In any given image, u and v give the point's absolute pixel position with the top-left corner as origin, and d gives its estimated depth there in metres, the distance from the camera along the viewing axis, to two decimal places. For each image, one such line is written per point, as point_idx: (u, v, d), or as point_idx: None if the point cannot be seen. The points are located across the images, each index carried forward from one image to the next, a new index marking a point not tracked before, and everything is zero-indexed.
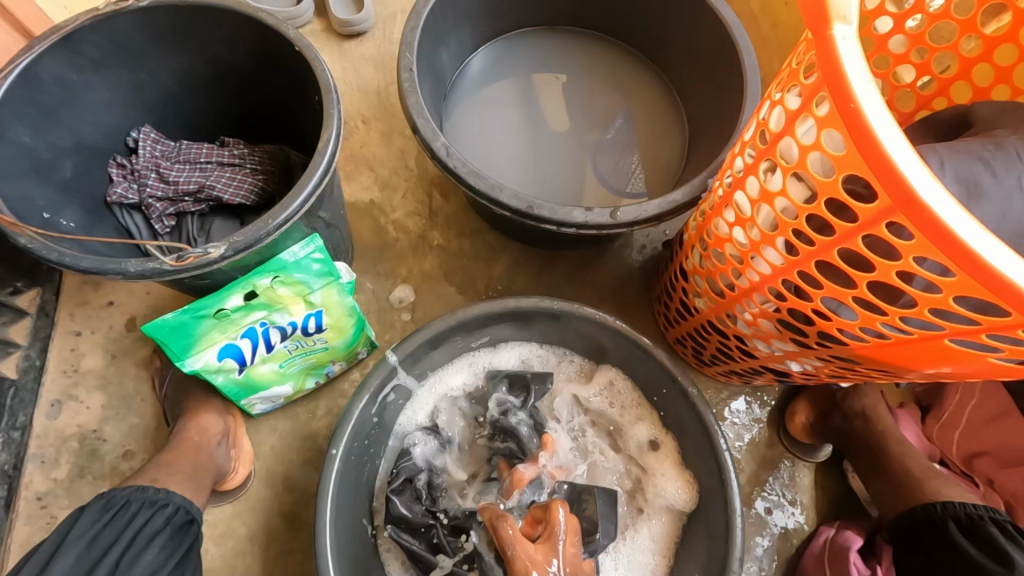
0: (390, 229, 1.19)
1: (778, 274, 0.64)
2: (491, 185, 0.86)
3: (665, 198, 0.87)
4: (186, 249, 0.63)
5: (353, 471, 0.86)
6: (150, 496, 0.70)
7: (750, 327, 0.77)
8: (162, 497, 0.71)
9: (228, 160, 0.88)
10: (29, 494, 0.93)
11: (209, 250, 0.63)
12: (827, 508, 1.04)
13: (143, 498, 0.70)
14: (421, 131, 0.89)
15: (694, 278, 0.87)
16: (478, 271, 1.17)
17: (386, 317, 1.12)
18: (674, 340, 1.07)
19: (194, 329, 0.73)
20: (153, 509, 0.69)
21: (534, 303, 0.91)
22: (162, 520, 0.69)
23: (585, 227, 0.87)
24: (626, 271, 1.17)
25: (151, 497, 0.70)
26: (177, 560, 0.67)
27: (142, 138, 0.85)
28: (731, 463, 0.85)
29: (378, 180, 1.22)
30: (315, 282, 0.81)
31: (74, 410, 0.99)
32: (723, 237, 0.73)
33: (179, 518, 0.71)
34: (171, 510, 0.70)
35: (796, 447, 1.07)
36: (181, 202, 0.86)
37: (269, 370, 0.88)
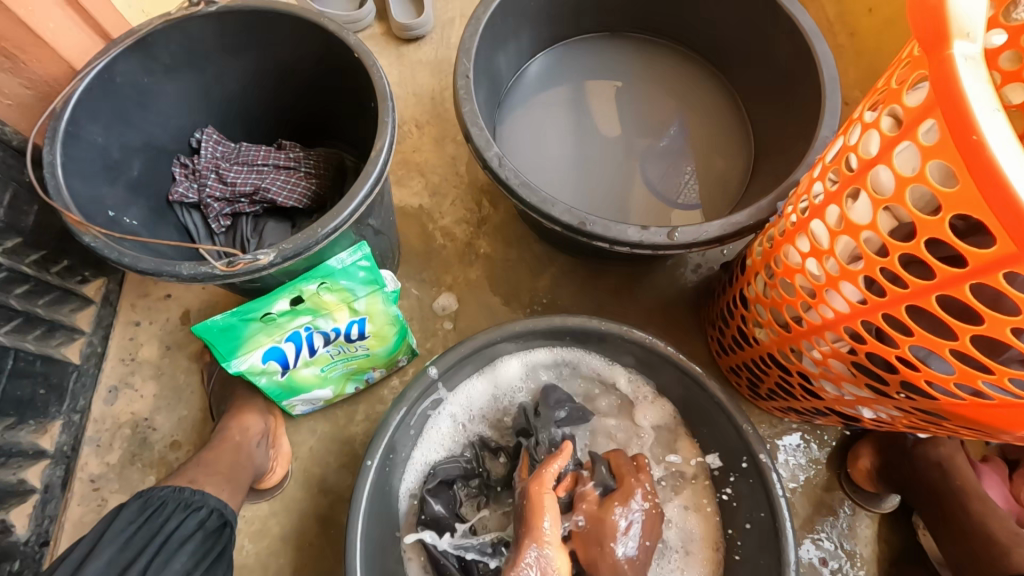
0: (437, 235, 1.18)
1: (858, 314, 0.58)
2: (543, 199, 0.83)
3: (727, 219, 0.81)
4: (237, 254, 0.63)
5: (386, 483, 0.84)
6: (185, 498, 0.69)
7: (818, 367, 0.70)
8: (199, 498, 0.70)
9: (283, 164, 0.89)
10: (84, 476, 0.97)
11: (258, 257, 0.62)
12: (891, 565, 0.95)
13: (180, 498, 0.69)
14: (475, 140, 0.87)
15: (756, 306, 0.81)
16: (523, 283, 1.14)
17: (428, 325, 1.11)
18: (728, 368, 1.01)
19: (241, 331, 0.74)
20: (187, 511, 0.68)
21: (581, 322, 0.87)
22: (195, 524, 0.67)
23: (640, 246, 0.82)
24: (678, 292, 1.12)
25: (188, 499, 0.69)
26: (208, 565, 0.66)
27: (205, 139, 0.87)
28: (788, 511, 0.78)
29: (428, 186, 1.22)
30: (360, 289, 0.80)
31: (129, 397, 1.03)
32: (795, 267, 0.67)
33: (213, 521, 0.69)
34: (206, 513, 0.69)
35: (858, 495, 0.98)
36: (237, 203, 0.88)
37: (311, 374, 0.88)
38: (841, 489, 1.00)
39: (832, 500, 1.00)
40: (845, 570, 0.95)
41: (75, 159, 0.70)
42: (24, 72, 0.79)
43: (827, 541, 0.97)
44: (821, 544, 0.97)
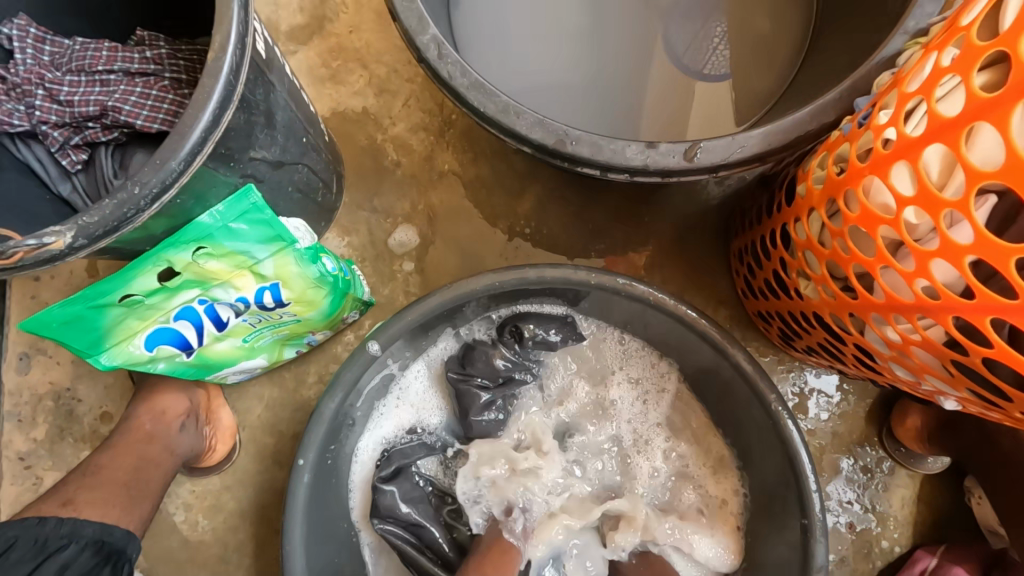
0: (388, 149, 0.92)
1: (992, 306, 0.36)
2: (503, 107, 0.57)
3: (775, 126, 0.55)
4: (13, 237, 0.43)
5: (333, 474, 0.71)
6: (46, 535, 0.55)
7: (890, 350, 0.50)
8: (64, 534, 0.56)
9: (137, 68, 0.63)
10: (12, 454, 0.87)
11: (44, 239, 0.42)
12: (930, 529, 0.83)
13: (37, 536, 0.54)
14: (401, 17, 0.58)
15: (805, 253, 0.58)
16: (500, 208, 0.90)
17: (385, 266, 0.90)
18: (755, 312, 0.80)
19: (101, 320, 0.55)
20: (43, 555, 0.53)
21: (562, 272, 0.67)
22: (55, 568, 0.53)
23: (644, 172, 0.58)
24: (697, 212, 0.88)
25: (49, 535, 0.55)
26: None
27: (18, 37, 0.61)
28: (820, 506, 0.64)
29: (373, 81, 0.93)
30: (260, 250, 0.59)
31: (44, 364, 0.88)
32: (881, 214, 0.43)
33: (87, 559, 0.55)
34: (76, 550, 0.55)
35: (901, 454, 0.83)
36: (86, 130, 0.64)
37: (229, 347, 0.71)
38: (880, 446, 0.85)
39: (868, 458, 0.85)
40: (875, 534, 0.83)
41: None
42: None
43: (857, 503, 0.84)
44: (847, 506, 0.84)
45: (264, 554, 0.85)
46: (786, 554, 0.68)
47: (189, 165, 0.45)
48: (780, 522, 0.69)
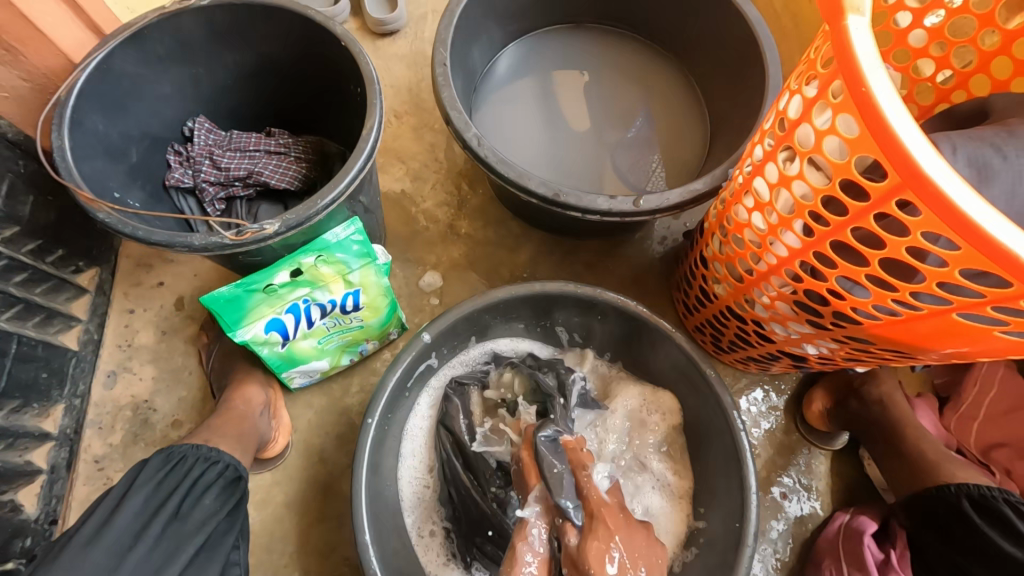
0: (419, 218, 1.24)
1: (795, 256, 0.67)
2: (519, 173, 0.91)
3: (686, 187, 0.90)
4: (244, 225, 0.71)
5: (384, 443, 0.92)
6: (204, 453, 0.77)
7: (768, 311, 0.80)
8: (215, 452, 0.78)
9: (273, 150, 0.95)
10: (88, 457, 1.01)
11: (264, 227, 0.71)
12: (843, 494, 1.07)
13: (198, 453, 0.77)
14: (454, 122, 0.94)
15: (714, 264, 0.90)
16: (503, 259, 1.21)
17: (415, 302, 1.17)
18: (693, 327, 1.11)
19: (246, 302, 0.80)
20: (207, 464, 0.76)
21: (558, 286, 0.96)
22: (215, 474, 0.76)
23: (609, 214, 0.91)
24: (647, 262, 1.21)
25: (205, 452, 0.77)
26: (231, 506, 0.74)
27: (197, 127, 0.92)
28: (747, 443, 0.88)
29: (409, 172, 1.28)
30: (354, 262, 0.86)
31: (128, 380, 1.06)
32: (743, 223, 0.76)
33: (230, 473, 0.78)
34: (224, 464, 0.78)
35: (813, 435, 1.09)
36: (232, 187, 0.93)
37: (309, 346, 0.94)
38: (797, 432, 1.11)
39: (791, 442, 1.10)
40: (803, 503, 1.06)
41: (80, 143, 0.75)
42: (22, 64, 0.84)
43: (787, 477, 1.08)
44: (780, 480, 1.08)
45: (306, 539, 0.99)
46: (731, 494, 0.90)
47: (345, 190, 0.76)
48: (725, 470, 0.92)
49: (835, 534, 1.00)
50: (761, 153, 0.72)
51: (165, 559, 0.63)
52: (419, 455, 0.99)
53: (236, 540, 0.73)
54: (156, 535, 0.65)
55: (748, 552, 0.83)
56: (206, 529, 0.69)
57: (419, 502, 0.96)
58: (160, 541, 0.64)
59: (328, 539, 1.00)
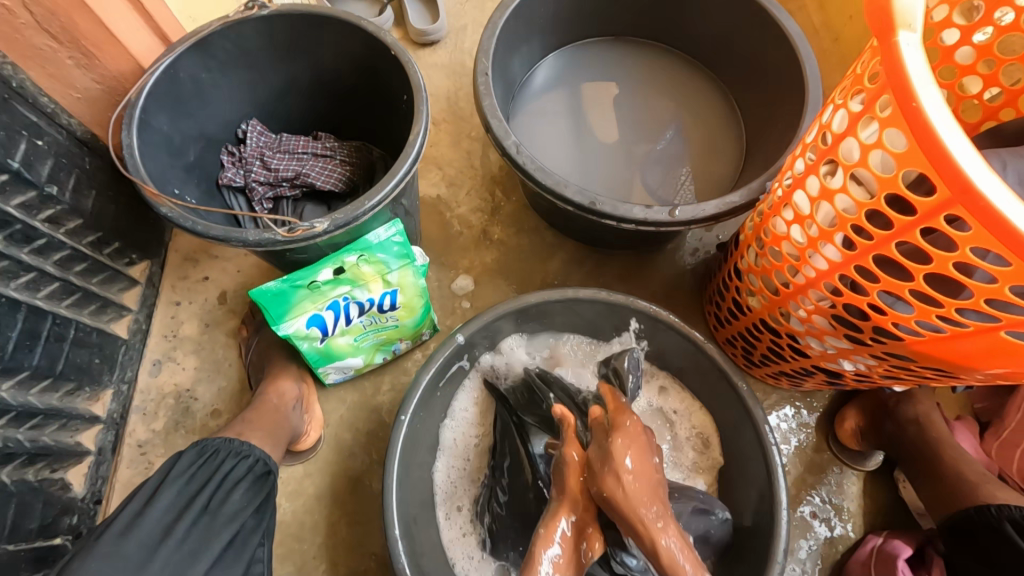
0: (454, 223, 1.27)
1: (835, 269, 0.67)
2: (556, 181, 0.93)
3: (723, 198, 0.91)
4: (296, 223, 0.74)
5: (415, 438, 0.94)
6: (235, 447, 0.78)
7: (804, 325, 0.80)
8: (247, 447, 0.79)
9: (320, 152, 0.99)
10: (132, 441, 1.05)
11: (314, 225, 0.74)
12: (875, 516, 1.04)
13: (231, 448, 0.77)
14: (494, 130, 0.96)
15: (749, 276, 0.90)
16: (535, 265, 1.23)
17: (447, 304, 1.20)
18: (724, 339, 1.10)
19: (290, 297, 0.83)
20: (238, 458, 0.77)
21: (591, 293, 0.97)
22: (245, 468, 0.76)
23: (644, 223, 0.92)
24: (679, 273, 1.21)
25: (237, 447, 0.78)
26: (258, 503, 0.74)
27: (250, 129, 0.97)
28: (779, 457, 0.87)
29: (444, 178, 1.31)
30: (394, 262, 0.89)
31: (172, 369, 1.11)
32: (782, 235, 0.76)
33: (259, 468, 0.78)
34: (255, 460, 0.78)
35: (845, 454, 1.07)
36: (279, 188, 0.97)
37: (345, 342, 0.97)
38: (829, 451, 1.09)
39: (822, 460, 1.08)
40: (834, 523, 1.04)
41: (146, 141, 0.80)
42: (95, 68, 0.90)
43: (817, 496, 1.06)
44: (810, 499, 1.06)
45: (335, 532, 1.01)
46: (761, 509, 0.89)
47: (391, 192, 0.79)
48: (755, 485, 0.91)
49: (867, 557, 0.97)
50: (802, 167, 0.72)
51: (195, 552, 0.64)
52: (459, 442, 1.03)
53: (262, 537, 0.73)
54: (187, 527, 0.65)
55: (778, 569, 0.82)
56: (235, 525, 0.69)
57: (448, 493, 0.99)
58: (190, 534, 0.65)
59: (356, 532, 1.01)
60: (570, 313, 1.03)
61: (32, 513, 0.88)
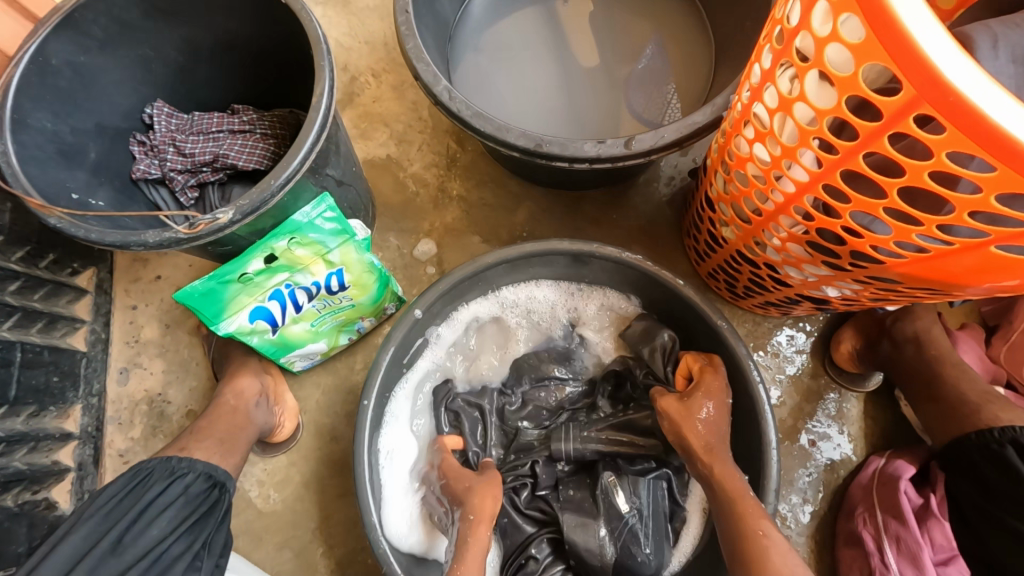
0: (409, 183, 1.18)
1: (803, 191, 0.58)
2: (497, 126, 0.83)
3: (684, 121, 0.81)
4: (197, 216, 0.66)
5: (387, 418, 0.90)
6: (172, 466, 0.73)
7: (779, 254, 0.72)
8: (185, 465, 0.74)
9: (238, 127, 0.89)
10: (113, 452, 1.04)
11: (217, 216, 0.66)
12: (878, 437, 1.00)
13: (167, 466, 0.73)
14: (422, 76, 0.85)
15: (721, 205, 0.81)
16: (500, 219, 1.15)
17: (412, 273, 1.13)
18: (706, 274, 1.03)
19: (222, 294, 0.77)
20: (172, 478, 0.72)
21: (548, 245, 0.89)
22: (180, 489, 0.71)
23: (598, 160, 0.82)
24: (654, 207, 1.12)
25: (175, 465, 0.73)
26: (189, 526, 0.69)
27: (156, 113, 0.88)
28: (766, 396, 0.82)
29: (393, 136, 1.21)
30: (331, 241, 0.83)
31: (140, 376, 1.08)
32: (745, 156, 0.67)
33: (197, 486, 0.72)
34: (194, 477, 0.73)
35: (843, 377, 1.02)
36: (201, 173, 0.89)
37: (301, 329, 0.92)
38: (826, 376, 1.04)
39: (818, 385, 1.03)
40: (835, 449, 1.00)
41: (29, 145, 0.72)
42: None
43: (815, 424, 1.02)
44: (808, 427, 1.02)
45: (327, 517, 1.00)
46: (751, 448, 0.85)
47: (303, 165, 0.70)
48: (743, 424, 0.87)
49: (868, 482, 0.94)
50: (759, 73, 0.61)
51: None
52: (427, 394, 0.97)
53: (195, 560, 0.68)
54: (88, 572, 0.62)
55: (768, 511, 0.78)
56: (152, 558, 0.64)
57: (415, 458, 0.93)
58: None
59: (348, 514, 1.01)
60: (534, 269, 0.96)
61: (16, 538, 0.87)
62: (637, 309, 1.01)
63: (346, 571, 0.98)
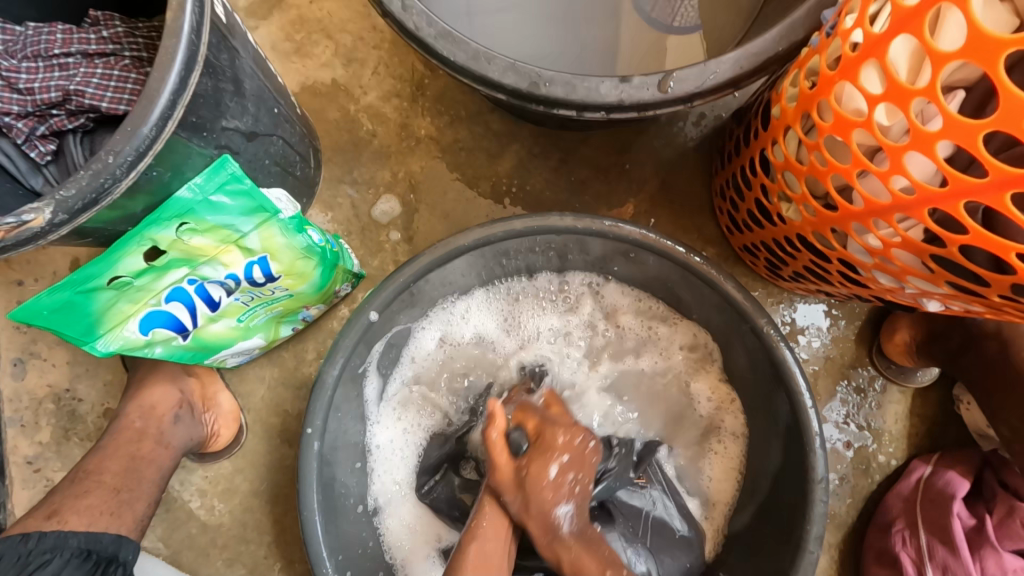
0: (363, 119, 0.90)
1: (964, 192, 0.37)
2: (475, 53, 0.56)
3: (745, 47, 0.56)
4: None
5: (342, 438, 0.73)
6: (31, 549, 0.60)
7: (872, 258, 0.51)
8: (46, 548, 0.60)
9: (95, 49, 0.62)
10: (19, 459, 0.87)
11: (24, 217, 0.43)
12: (922, 438, 0.86)
13: (23, 552, 0.59)
14: None
15: (784, 174, 0.58)
16: (481, 169, 0.90)
17: (371, 239, 0.89)
18: (740, 247, 0.82)
19: (90, 306, 0.55)
20: (30, 568, 0.59)
21: (546, 221, 0.69)
22: None
23: (620, 108, 0.58)
24: (678, 155, 0.88)
25: (32, 551, 0.60)
26: None
27: None
28: (816, 422, 0.66)
29: (339, 52, 0.91)
30: (244, 223, 0.59)
31: (40, 368, 0.88)
32: (853, 119, 0.43)
33: (71, 570, 0.60)
34: (61, 563, 0.60)
35: (892, 371, 0.85)
36: (52, 118, 0.62)
37: (225, 328, 0.70)
38: (871, 366, 0.87)
39: (860, 378, 0.87)
40: (872, 450, 0.86)
41: None
42: None
43: (852, 423, 0.87)
44: (844, 427, 0.87)
45: (283, 529, 0.87)
46: (789, 476, 0.69)
47: (161, 130, 0.47)
48: (777, 445, 0.72)
49: (910, 493, 0.81)
50: None
51: None
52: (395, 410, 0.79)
53: None
54: None
55: (809, 560, 0.64)
56: None
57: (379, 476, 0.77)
58: None
59: None
60: (519, 249, 0.75)
61: None
62: (660, 295, 0.79)
63: None
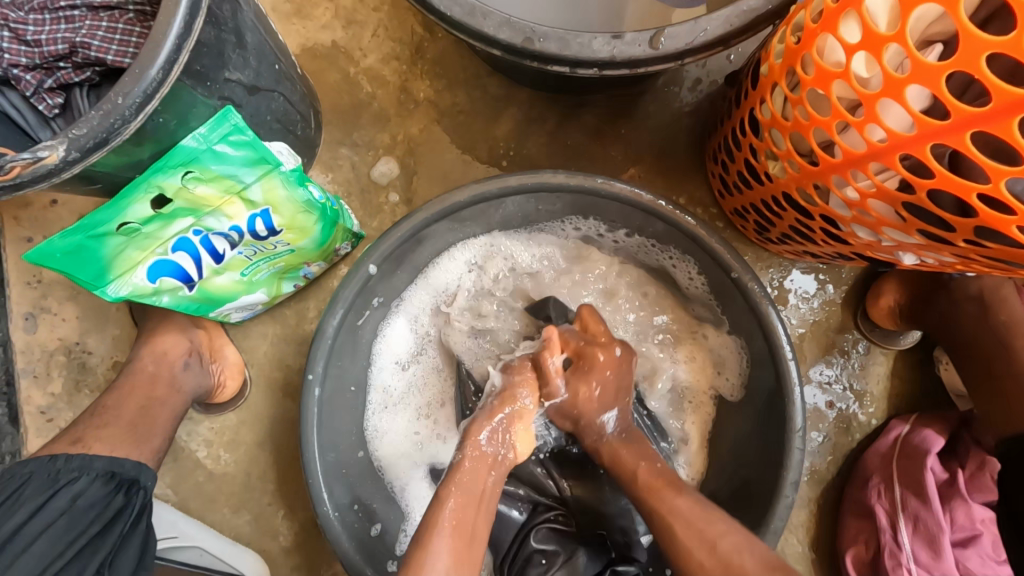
0: (363, 82, 0.91)
1: (927, 137, 0.40)
2: (471, 9, 0.57)
3: (735, 4, 0.57)
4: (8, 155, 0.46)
5: (343, 390, 0.76)
6: (59, 469, 0.64)
7: (850, 210, 0.53)
8: (74, 468, 0.64)
9: (100, 2, 0.63)
10: (32, 409, 0.90)
11: (39, 154, 0.46)
12: (902, 399, 0.89)
13: (51, 471, 0.64)
14: None
15: (771, 132, 0.60)
16: (478, 132, 0.91)
17: (370, 200, 0.91)
18: (731, 211, 0.84)
19: (100, 251, 0.57)
20: (58, 486, 0.63)
21: (540, 179, 0.70)
22: (71, 497, 0.63)
23: (612, 64, 0.59)
24: (672, 121, 0.89)
25: (60, 470, 0.64)
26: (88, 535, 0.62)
27: None
28: (796, 374, 0.69)
29: (339, 14, 0.92)
30: (247, 174, 0.61)
31: (50, 322, 0.91)
32: (832, 70, 0.45)
33: (99, 486, 0.65)
34: (86, 482, 0.64)
35: (875, 334, 0.88)
36: (59, 71, 0.63)
37: (229, 281, 0.73)
38: (856, 330, 0.90)
39: (844, 341, 0.90)
40: (853, 410, 0.89)
41: None
42: None
43: (836, 384, 0.90)
44: (827, 387, 0.90)
45: (286, 478, 0.91)
46: (769, 427, 0.72)
47: (168, 73, 0.49)
48: (759, 399, 0.75)
49: (887, 450, 0.84)
50: None
51: None
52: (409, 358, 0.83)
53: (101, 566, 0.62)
54: None
55: (785, 503, 0.67)
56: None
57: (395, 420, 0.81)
58: None
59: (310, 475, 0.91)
60: (513, 206, 0.76)
61: None
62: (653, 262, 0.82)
63: (311, 531, 0.90)
